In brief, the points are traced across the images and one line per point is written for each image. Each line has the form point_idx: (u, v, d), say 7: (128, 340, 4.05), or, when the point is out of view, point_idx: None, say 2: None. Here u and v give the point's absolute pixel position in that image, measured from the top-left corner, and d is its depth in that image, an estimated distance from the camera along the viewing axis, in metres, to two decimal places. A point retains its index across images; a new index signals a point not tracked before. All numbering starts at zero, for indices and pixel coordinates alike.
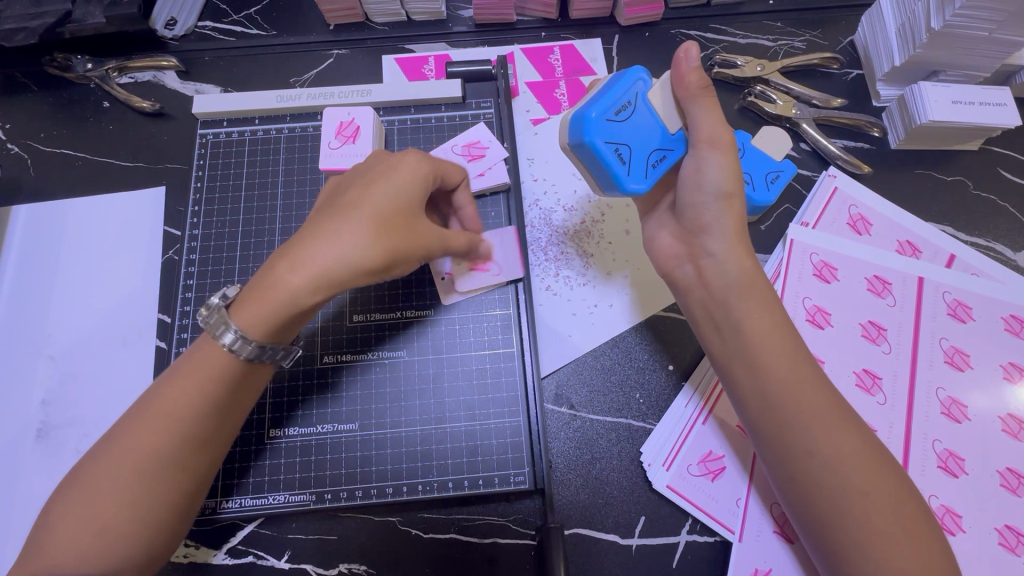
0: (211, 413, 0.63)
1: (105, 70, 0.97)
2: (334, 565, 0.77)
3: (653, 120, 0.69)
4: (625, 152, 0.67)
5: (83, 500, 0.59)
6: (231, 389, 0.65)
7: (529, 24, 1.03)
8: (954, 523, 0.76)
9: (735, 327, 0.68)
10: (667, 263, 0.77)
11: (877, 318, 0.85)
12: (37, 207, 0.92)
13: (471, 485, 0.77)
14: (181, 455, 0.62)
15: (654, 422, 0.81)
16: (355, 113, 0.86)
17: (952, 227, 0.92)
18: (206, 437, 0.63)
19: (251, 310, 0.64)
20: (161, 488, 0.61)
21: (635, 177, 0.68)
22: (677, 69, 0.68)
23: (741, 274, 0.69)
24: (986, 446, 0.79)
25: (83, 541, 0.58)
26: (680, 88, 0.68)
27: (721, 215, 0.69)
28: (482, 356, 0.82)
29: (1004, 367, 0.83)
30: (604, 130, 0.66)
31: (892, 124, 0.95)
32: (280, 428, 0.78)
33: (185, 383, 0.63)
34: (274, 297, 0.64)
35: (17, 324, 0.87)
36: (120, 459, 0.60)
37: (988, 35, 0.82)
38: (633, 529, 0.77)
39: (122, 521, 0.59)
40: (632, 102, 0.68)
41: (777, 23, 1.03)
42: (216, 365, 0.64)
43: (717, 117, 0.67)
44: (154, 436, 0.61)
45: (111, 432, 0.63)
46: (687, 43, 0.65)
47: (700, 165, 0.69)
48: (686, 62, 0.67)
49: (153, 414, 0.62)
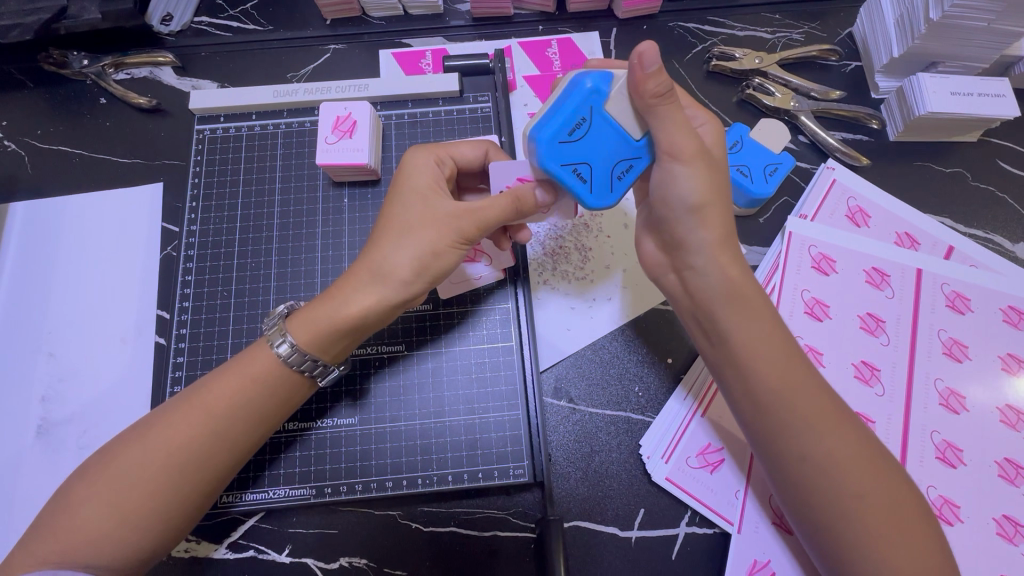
0: (249, 414, 0.65)
1: (101, 67, 0.96)
2: (335, 558, 0.77)
3: (615, 129, 0.62)
4: (584, 170, 0.63)
5: (111, 482, 0.60)
6: (275, 393, 0.67)
7: (526, 17, 1.03)
8: (952, 514, 0.76)
9: (725, 334, 0.67)
10: (654, 271, 0.77)
11: (875, 310, 0.85)
12: (36, 204, 0.92)
13: (472, 478, 0.77)
14: (213, 450, 0.63)
15: (653, 415, 0.82)
16: (352, 107, 0.84)
17: (950, 219, 0.92)
18: (239, 437, 0.65)
19: (303, 315, 0.67)
20: (188, 482, 0.62)
21: (597, 194, 0.64)
22: (633, 72, 0.58)
23: (725, 288, 0.67)
24: (984, 436, 0.79)
25: (103, 524, 0.59)
26: (636, 96, 0.59)
27: (698, 228, 0.67)
28: (481, 350, 0.82)
29: (1002, 358, 0.83)
30: (558, 153, 0.62)
31: (890, 116, 0.95)
32: (300, 421, 0.79)
33: (230, 379, 0.65)
34: (324, 314, 0.66)
35: (16, 321, 0.87)
36: (154, 445, 0.61)
37: (986, 26, 0.82)
38: (632, 521, 0.78)
39: (139, 507, 0.60)
40: (587, 117, 0.61)
41: (774, 16, 1.03)
42: (264, 369, 0.66)
43: (681, 128, 0.61)
44: (192, 428, 0.62)
45: (150, 417, 0.65)
46: (641, 47, 0.55)
47: (669, 180, 0.65)
48: (641, 68, 0.57)
49: (196, 407, 0.63)
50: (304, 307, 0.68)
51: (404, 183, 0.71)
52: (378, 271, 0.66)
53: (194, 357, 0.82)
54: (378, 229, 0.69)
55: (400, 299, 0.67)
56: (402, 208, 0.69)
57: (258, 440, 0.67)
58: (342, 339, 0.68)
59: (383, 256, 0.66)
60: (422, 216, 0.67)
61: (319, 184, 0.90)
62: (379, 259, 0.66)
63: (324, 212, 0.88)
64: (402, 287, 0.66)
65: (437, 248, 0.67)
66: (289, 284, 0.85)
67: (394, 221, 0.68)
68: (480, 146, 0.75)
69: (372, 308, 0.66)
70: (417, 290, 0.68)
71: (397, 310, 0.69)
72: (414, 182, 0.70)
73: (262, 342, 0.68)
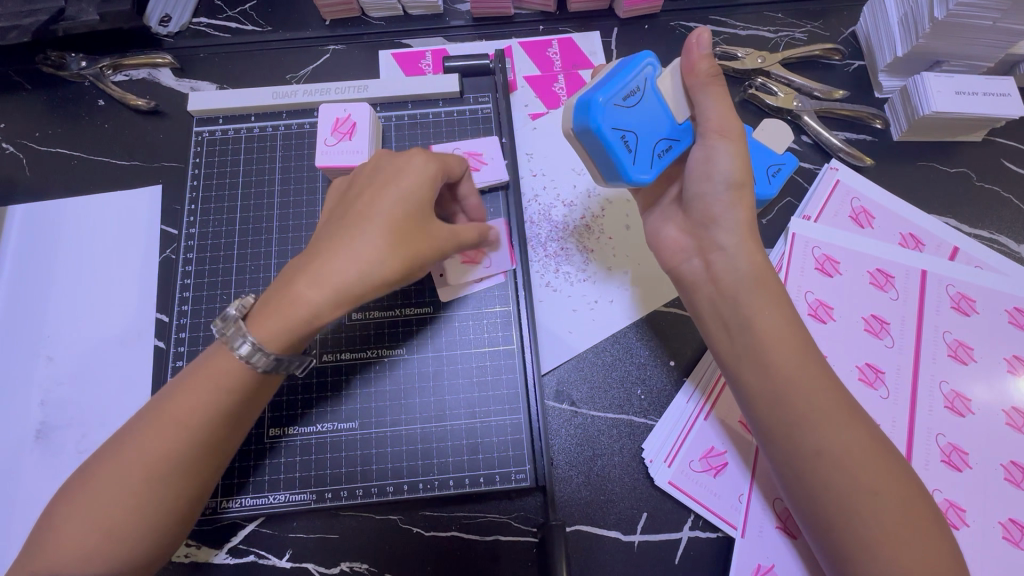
0: (220, 422, 0.63)
1: (99, 69, 0.96)
2: (336, 563, 0.76)
3: (661, 108, 0.68)
4: (630, 140, 0.66)
5: (94, 497, 0.60)
6: (244, 400, 0.64)
7: (527, 17, 1.02)
8: (958, 517, 0.75)
9: (744, 323, 0.67)
10: (673, 257, 0.75)
11: (879, 311, 0.84)
12: (33, 207, 0.92)
13: (473, 483, 0.77)
14: (190, 460, 0.62)
15: (655, 419, 0.81)
16: (351, 109, 0.84)
17: (954, 219, 0.92)
18: (215, 444, 0.63)
19: (266, 320, 0.63)
20: (171, 493, 0.61)
21: (640, 167, 0.67)
22: (687, 56, 0.67)
23: (752, 270, 0.68)
24: (989, 439, 0.78)
25: (88, 539, 0.59)
26: (690, 75, 0.67)
27: (732, 206, 0.68)
28: (482, 353, 0.82)
29: (1007, 360, 0.82)
30: (611, 117, 0.64)
31: (894, 116, 0.94)
32: (282, 427, 0.78)
33: (197, 389, 0.62)
34: (295, 314, 0.62)
35: (15, 324, 0.86)
36: (130, 461, 0.60)
37: (991, 25, 0.81)
38: (635, 526, 0.77)
39: (126, 521, 0.60)
40: (641, 88, 0.66)
41: (777, 15, 1.02)
42: (227, 373, 0.63)
43: (727, 107, 0.67)
44: (166, 441, 0.61)
45: (123, 431, 0.63)
46: (699, 27, 0.65)
47: (711, 156, 0.67)
48: (697, 49, 0.66)
49: (165, 419, 0.62)
50: (261, 308, 0.64)
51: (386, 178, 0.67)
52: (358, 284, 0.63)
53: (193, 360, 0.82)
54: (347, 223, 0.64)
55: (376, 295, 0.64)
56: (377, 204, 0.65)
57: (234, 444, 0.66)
58: (314, 336, 0.65)
59: (349, 258, 0.62)
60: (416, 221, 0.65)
61: (318, 187, 0.89)
62: (351, 255, 0.62)
63: (323, 214, 0.88)
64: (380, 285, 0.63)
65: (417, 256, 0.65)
66: None
67: (367, 219, 0.64)
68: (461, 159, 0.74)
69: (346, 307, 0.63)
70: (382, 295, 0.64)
71: None
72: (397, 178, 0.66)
73: (222, 346, 0.65)
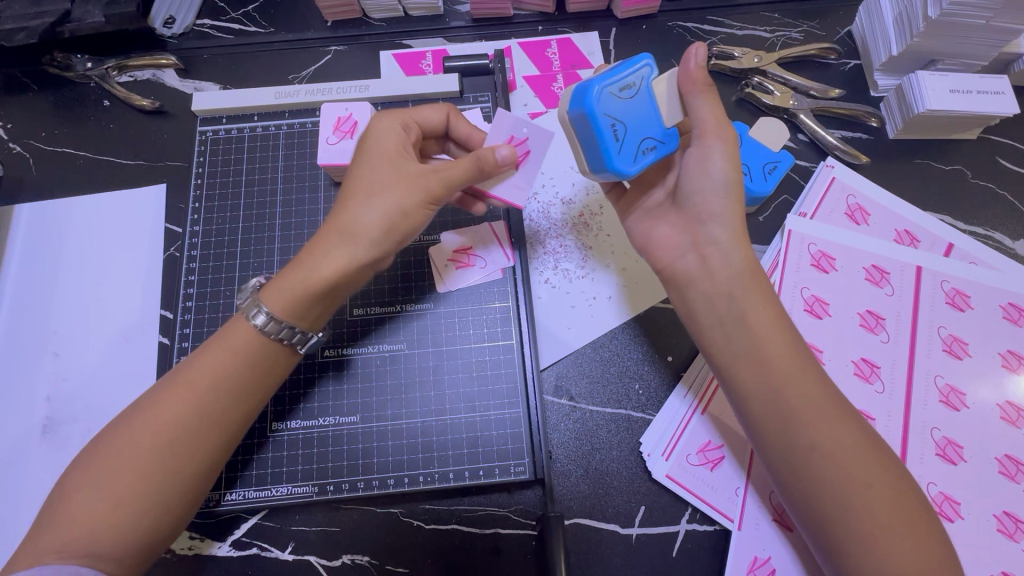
0: (229, 388, 0.65)
1: (104, 69, 0.97)
2: (338, 556, 0.77)
3: (654, 109, 0.68)
4: (619, 129, 0.66)
5: (102, 467, 0.61)
6: (262, 371, 0.68)
7: (526, 18, 1.03)
8: (953, 510, 0.76)
9: (737, 321, 0.67)
10: (666, 255, 0.75)
11: (875, 307, 0.85)
12: (39, 205, 0.93)
13: (473, 476, 0.78)
14: (198, 429, 0.63)
15: (653, 413, 0.82)
16: (353, 108, 0.86)
17: (949, 216, 0.93)
18: (225, 411, 0.65)
19: (275, 286, 0.67)
20: (178, 462, 0.62)
21: (624, 157, 0.67)
22: (683, 64, 0.67)
23: (746, 266, 0.69)
24: (984, 433, 0.79)
25: (98, 512, 0.59)
26: (686, 83, 0.67)
27: (727, 203, 0.69)
28: (482, 348, 0.83)
29: (1002, 355, 0.83)
30: (603, 104, 0.65)
31: (889, 115, 0.95)
32: (283, 421, 0.79)
33: (212, 355, 0.66)
34: (296, 278, 0.66)
35: (20, 321, 0.88)
36: (143, 428, 0.62)
37: (984, 23, 0.82)
38: (633, 519, 0.78)
39: (133, 492, 0.60)
40: (636, 85, 0.67)
41: (774, 15, 1.03)
42: (241, 339, 0.67)
43: (720, 112, 0.68)
44: (178, 406, 0.63)
45: (138, 401, 0.65)
46: (695, 42, 0.65)
47: (706, 155, 0.68)
48: (696, 59, 0.66)
49: (180, 384, 0.64)
50: (275, 277, 0.68)
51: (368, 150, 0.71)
52: (345, 232, 0.66)
53: None
54: (343, 196, 0.70)
55: (368, 257, 0.66)
56: (366, 170, 0.69)
57: (248, 417, 0.68)
58: (310, 311, 0.67)
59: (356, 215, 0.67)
60: (389, 177, 0.68)
61: (320, 185, 0.90)
62: (349, 222, 0.67)
63: (326, 211, 0.89)
64: (371, 245, 0.66)
65: (405, 209, 0.67)
66: None
67: (363, 181, 0.68)
68: (441, 108, 0.79)
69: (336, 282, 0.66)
70: (386, 250, 0.68)
71: (368, 272, 0.69)
72: (378, 149, 0.71)
73: (238, 316, 0.68)
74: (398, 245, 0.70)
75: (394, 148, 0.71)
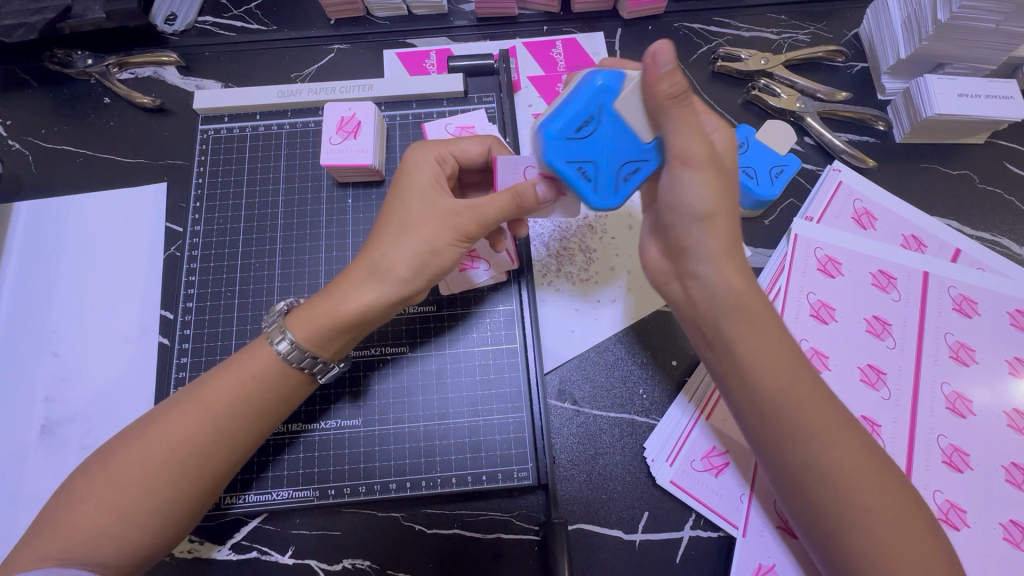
0: (250, 412, 0.65)
1: (105, 66, 0.96)
2: (339, 560, 0.77)
3: (623, 129, 0.61)
4: (589, 169, 0.62)
5: (112, 478, 0.60)
6: (280, 396, 0.67)
7: (531, 17, 1.02)
8: (959, 519, 0.75)
9: (727, 344, 0.65)
10: (656, 276, 0.74)
11: (881, 313, 0.84)
12: (38, 204, 0.92)
13: (475, 481, 0.77)
14: (211, 448, 0.63)
15: (657, 418, 0.81)
16: (356, 108, 0.85)
17: (956, 221, 0.92)
18: (240, 435, 0.65)
19: (301, 317, 0.67)
20: (189, 480, 0.62)
21: (601, 194, 0.63)
22: (645, 71, 0.57)
23: (728, 298, 0.65)
24: (990, 440, 0.79)
25: (103, 519, 0.59)
26: (648, 97, 0.58)
27: (703, 236, 0.64)
28: (484, 352, 0.82)
29: (1009, 362, 0.83)
30: (564, 150, 0.61)
31: (897, 118, 0.94)
32: (301, 422, 0.78)
33: (230, 377, 0.65)
34: (322, 311, 0.66)
35: (19, 321, 0.87)
36: (154, 443, 0.61)
37: (994, 27, 0.82)
38: (636, 525, 0.77)
39: (138, 504, 0.60)
40: (594, 116, 0.61)
41: (780, 16, 1.02)
42: (262, 363, 0.66)
43: (692, 130, 0.59)
44: (192, 424, 0.63)
45: (151, 415, 0.64)
46: (656, 44, 0.54)
47: (675, 185, 0.62)
48: (655, 66, 0.55)
49: (195, 403, 0.64)
50: (304, 304, 0.69)
51: (403, 181, 0.70)
52: (378, 268, 0.66)
53: (197, 357, 0.82)
54: (377, 226, 0.69)
55: (397, 295, 0.66)
56: (399, 204, 0.69)
57: (260, 440, 0.67)
58: (340, 342, 0.68)
59: (386, 252, 0.66)
60: (426, 211, 0.67)
61: (322, 185, 0.89)
62: (378, 257, 0.66)
63: (328, 212, 0.88)
64: (399, 284, 0.66)
65: (437, 248, 0.66)
66: (292, 285, 0.85)
67: (396, 216, 0.68)
68: (483, 142, 0.75)
69: (365, 321, 0.67)
70: (415, 288, 0.67)
71: (395, 310, 0.69)
72: (412, 181, 0.70)
73: (261, 340, 0.69)
74: (431, 283, 0.69)
75: (427, 180, 0.70)
